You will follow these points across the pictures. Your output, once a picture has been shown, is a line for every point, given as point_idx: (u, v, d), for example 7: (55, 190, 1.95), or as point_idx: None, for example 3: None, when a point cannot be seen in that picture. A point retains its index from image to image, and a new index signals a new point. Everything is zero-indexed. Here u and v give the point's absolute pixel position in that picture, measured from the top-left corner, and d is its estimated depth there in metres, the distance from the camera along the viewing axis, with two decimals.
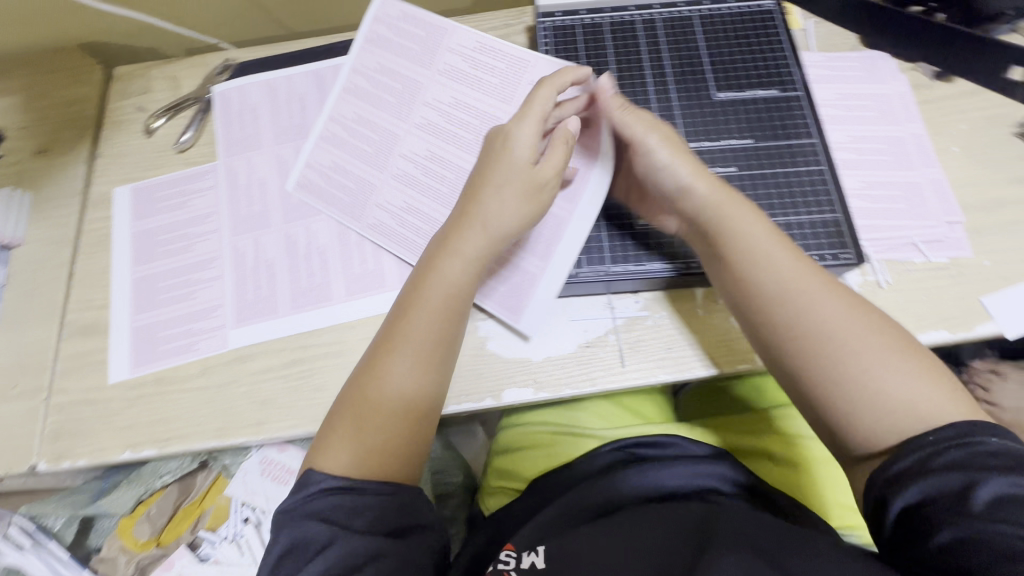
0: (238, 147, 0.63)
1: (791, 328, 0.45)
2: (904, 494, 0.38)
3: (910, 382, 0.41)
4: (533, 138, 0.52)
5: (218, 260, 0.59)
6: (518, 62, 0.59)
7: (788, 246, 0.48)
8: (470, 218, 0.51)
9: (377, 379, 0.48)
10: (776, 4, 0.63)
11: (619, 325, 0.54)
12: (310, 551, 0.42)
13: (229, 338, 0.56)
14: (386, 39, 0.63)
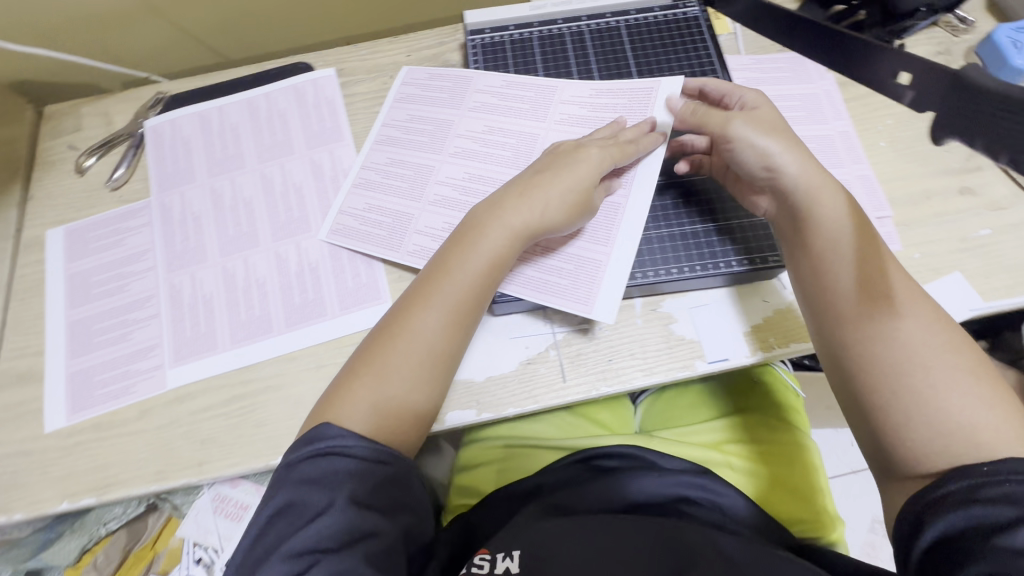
0: (170, 182, 0.62)
1: (863, 331, 0.45)
2: (945, 520, 0.37)
3: (983, 409, 0.41)
4: (604, 159, 0.53)
5: (154, 298, 0.58)
6: (541, 88, 0.61)
7: (876, 245, 0.48)
8: (528, 190, 0.52)
9: (411, 333, 0.48)
10: (701, 11, 0.65)
11: (559, 340, 0.54)
12: (303, 518, 0.41)
13: (167, 378, 0.55)
14: (417, 95, 0.64)
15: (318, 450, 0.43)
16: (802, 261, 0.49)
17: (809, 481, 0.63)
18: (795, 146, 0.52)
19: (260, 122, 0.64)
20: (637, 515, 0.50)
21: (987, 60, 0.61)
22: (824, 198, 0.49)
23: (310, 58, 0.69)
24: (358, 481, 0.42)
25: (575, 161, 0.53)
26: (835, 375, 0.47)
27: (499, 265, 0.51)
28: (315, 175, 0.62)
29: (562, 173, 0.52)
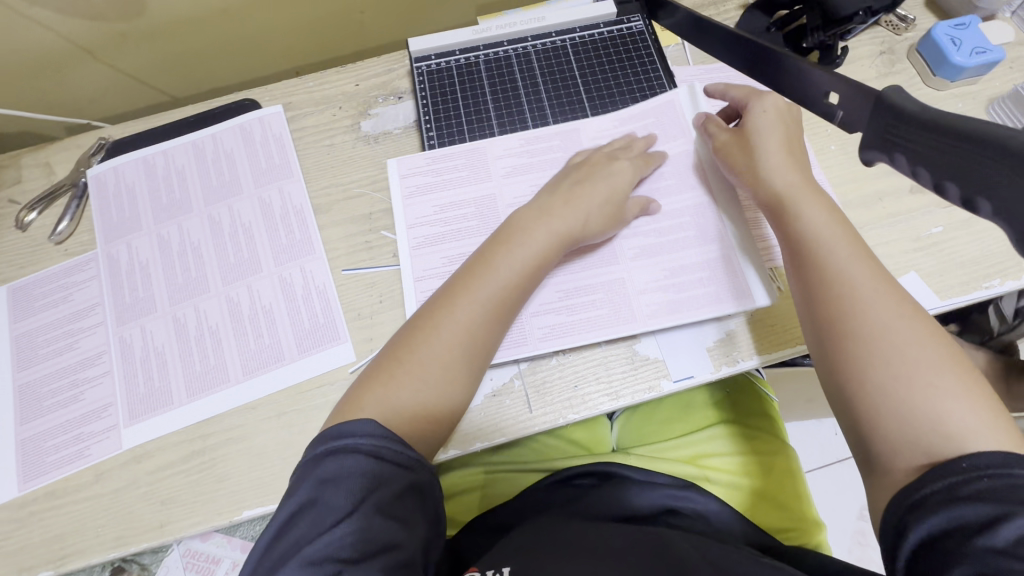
0: (115, 232, 0.61)
1: (839, 322, 0.45)
2: (926, 522, 0.35)
3: (956, 404, 0.39)
4: (630, 175, 0.56)
5: (105, 355, 0.56)
6: (567, 133, 0.61)
7: (866, 250, 0.49)
8: (569, 198, 0.54)
9: (433, 334, 0.48)
10: (645, 25, 0.65)
11: (523, 369, 0.53)
12: (322, 523, 0.38)
13: (123, 438, 0.53)
14: (424, 161, 0.62)
15: (344, 448, 0.40)
16: (800, 246, 0.50)
17: (789, 491, 0.64)
18: (797, 166, 0.53)
19: (207, 164, 0.63)
20: (620, 533, 0.51)
21: (928, 57, 0.61)
22: (806, 202, 0.50)
23: (256, 94, 0.67)
24: (384, 486, 0.40)
25: (609, 173, 0.56)
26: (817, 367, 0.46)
27: (535, 266, 0.52)
28: (264, 215, 0.60)
29: (599, 186, 0.55)
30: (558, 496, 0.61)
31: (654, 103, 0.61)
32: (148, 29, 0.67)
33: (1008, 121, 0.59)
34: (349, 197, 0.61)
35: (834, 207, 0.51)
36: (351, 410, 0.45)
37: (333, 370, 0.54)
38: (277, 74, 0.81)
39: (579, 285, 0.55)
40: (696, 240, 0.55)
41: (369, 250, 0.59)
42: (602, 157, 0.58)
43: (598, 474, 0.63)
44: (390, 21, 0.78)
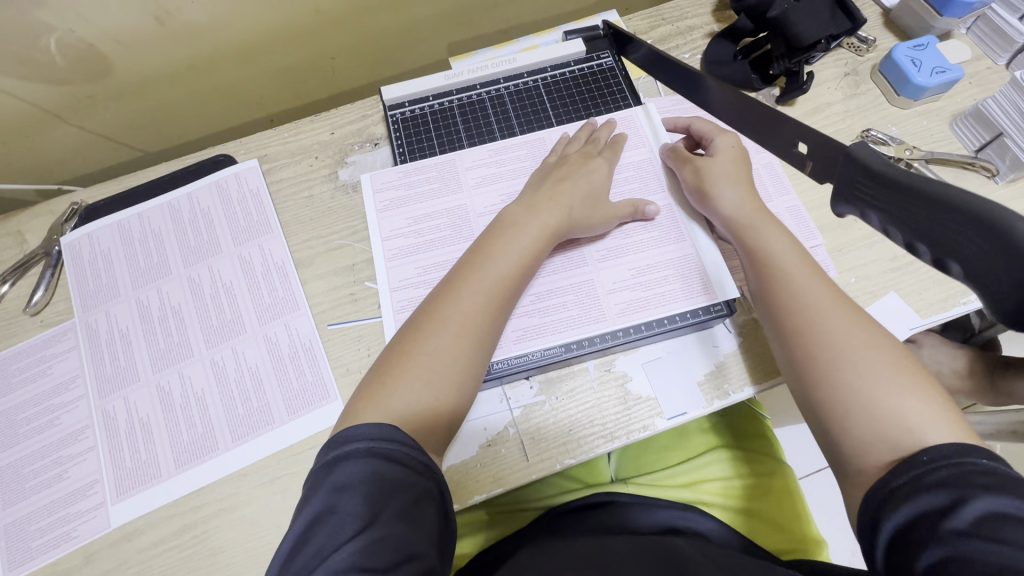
0: (94, 300, 0.59)
1: (801, 331, 0.46)
2: (896, 516, 0.36)
3: (910, 399, 0.41)
4: (608, 175, 0.57)
5: (88, 429, 0.55)
6: (533, 141, 0.63)
7: (813, 264, 0.50)
8: (548, 197, 0.55)
9: (439, 325, 0.48)
10: (616, 61, 0.66)
11: (517, 416, 0.53)
12: (341, 534, 0.36)
13: (111, 516, 0.52)
14: (398, 180, 0.62)
15: (354, 453, 0.39)
16: (767, 243, 0.51)
17: (789, 512, 0.63)
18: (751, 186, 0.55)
19: (184, 224, 0.62)
20: (624, 548, 0.51)
21: (891, 78, 0.63)
22: (761, 225, 0.52)
23: (231, 148, 0.66)
24: (401, 490, 0.38)
25: (588, 173, 0.57)
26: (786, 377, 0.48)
27: (532, 256, 0.52)
28: (245, 273, 0.60)
29: (581, 184, 0.56)
30: (558, 526, 0.61)
31: (613, 115, 0.63)
32: (117, 89, 0.67)
33: (970, 138, 0.60)
34: (331, 249, 0.61)
35: (789, 231, 0.53)
36: (360, 410, 0.44)
37: (324, 431, 0.53)
38: (251, 123, 0.81)
39: (554, 286, 0.55)
40: (666, 237, 0.57)
41: (355, 303, 0.58)
42: (579, 157, 0.58)
43: (598, 504, 0.63)
44: (362, 64, 0.79)
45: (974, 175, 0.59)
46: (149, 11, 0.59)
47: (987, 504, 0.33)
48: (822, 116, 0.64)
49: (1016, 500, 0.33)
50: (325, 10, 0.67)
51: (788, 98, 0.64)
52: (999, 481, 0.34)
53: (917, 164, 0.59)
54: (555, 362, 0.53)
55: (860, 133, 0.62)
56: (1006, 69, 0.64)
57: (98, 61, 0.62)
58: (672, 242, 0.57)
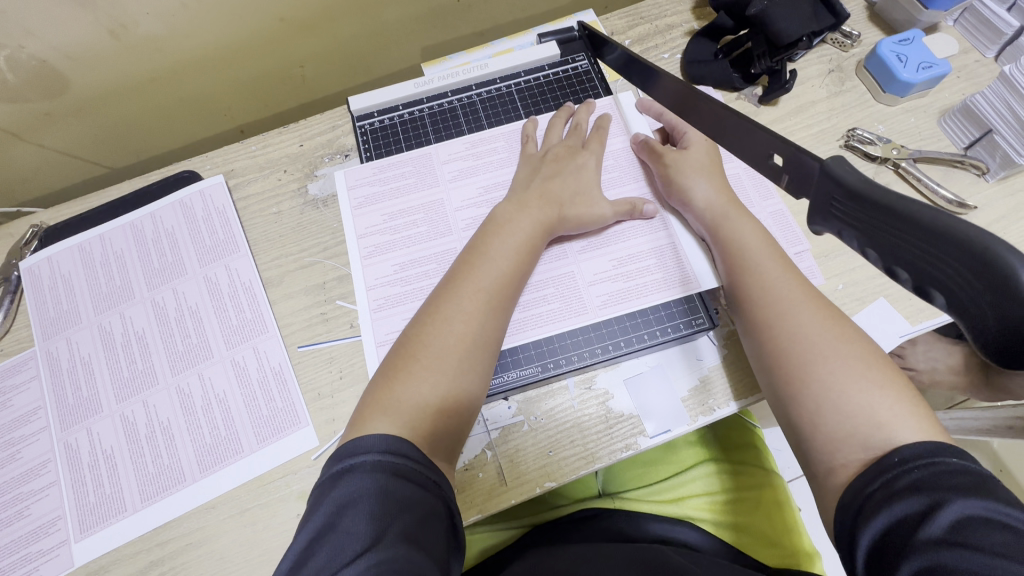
0: (54, 327, 0.57)
1: (773, 325, 0.45)
2: (872, 523, 0.33)
3: (879, 394, 0.39)
4: (593, 171, 0.56)
5: (50, 463, 0.52)
6: (509, 136, 0.61)
7: (788, 261, 0.48)
8: (529, 194, 0.53)
9: (437, 325, 0.46)
10: (592, 63, 0.64)
11: (494, 439, 0.50)
12: (341, 555, 0.34)
13: (75, 555, 0.49)
14: (371, 183, 0.60)
15: (359, 467, 0.38)
16: (752, 235, 0.50)
17: (779, 524, 0.61)
18: (724, 181, 0.54)
19: (147, 245, 0.59)
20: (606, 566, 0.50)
21: (876, 75, 0.61)
22: (737, 219, 0.51)
23: (196, 163, 0.64)
24: (408, 508, 0.36)
25: (577, 168, 0.56)
26: (758, 374, 0.46)
27: (529, 252, 0.50)
28: (211, 295, 0.57)
29: (567, 177, 0.55)
30: (540, 542, 0.59)
31: (593, 100, 0.61)
32: (77, 106, 0.64)
33: (959, 134, 0.58)
34: (300, 266, 0.58)
35: (763, 224, 0.51)
36: (366, 418, 0.42)
37: (295, 460, 0.51)
38: (220, 134, 0.78)
39: (532, 282, 0.53)
40: (644, 230, 0.55)
41: (326, 323, 0.56)
42: (564, 149, 0.57)
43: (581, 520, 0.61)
44: (333, 71, 0.76)
45: (964, 174, 0.57)
46: (103, 24, 0.56)
47: (963, 507, 0.31)
48: (806, 115, 0.61)
49: (991, 502, 0.31)
50: (290, 16, 0.65)
51: (771, 96, 0.62)
52: (972, 481, 0.32)
53: (904, 164, 0.57)
54: (532, 380, 0.51)
55: (845, 132, 0.60)
56: (995, 62, 0.62)
57: (53, 77, 0.59)
58: (654, 236, 0.55)
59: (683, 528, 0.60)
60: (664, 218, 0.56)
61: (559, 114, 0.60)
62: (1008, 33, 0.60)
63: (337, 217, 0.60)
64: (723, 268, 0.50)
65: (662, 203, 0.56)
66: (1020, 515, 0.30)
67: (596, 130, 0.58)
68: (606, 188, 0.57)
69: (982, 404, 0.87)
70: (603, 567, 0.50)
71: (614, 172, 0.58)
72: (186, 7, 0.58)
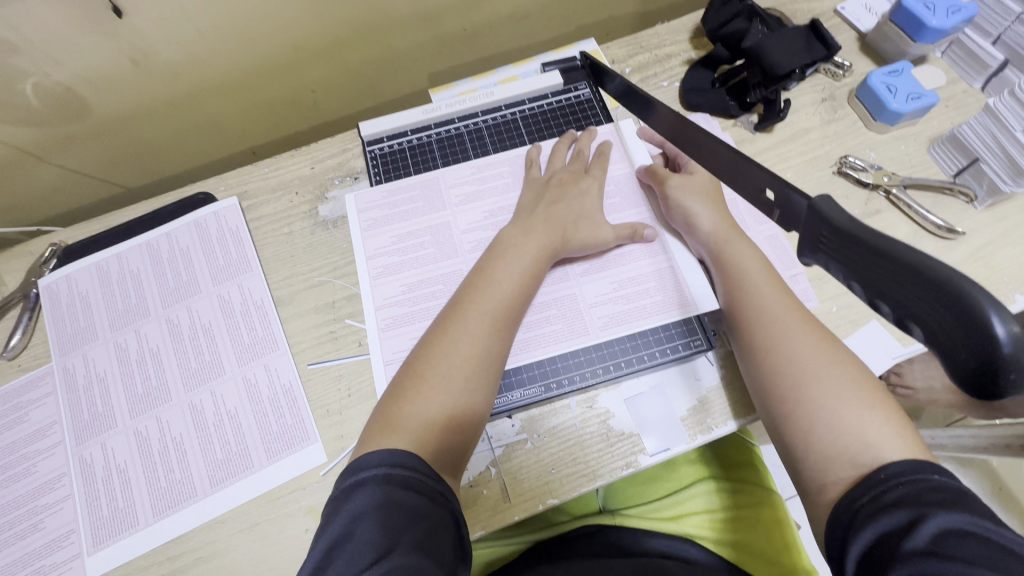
0: (71, 344, 0.59)
1: (768, 347, 0.47)
2: (861, 538, 0.35)
3: (867, 414, 0.41)
4: (594, 194, 0.58)
5: (65, 477, 0.54)
6: (514, 161, 0.63)
7: (784, 285, 0.50)
8: (533, 218, 0.55)
9: (443, 346, 0.48)
10: (593, 91, 0.67)
11: (498, 456, 0.52)
12: (356, 563, 0.35)
13: (87, 567, 0.51)
14: (381, 205, 0.62)
15: (370, 480, 0.39)
16: (749, 259, 0.52)
17: (779, 542, 0.62)
18: (724, 206, 0.56)
19: (162, 264, 0.61)
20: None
21: (868, 104, 0.63)
22: (734, 244, 0.53)
23: (211, 185, 0.66)
24: (419, 519, 0.38)
25: (579, 192, 0.58)
26: (753, 395, 0.48)
27: (534, 275, 0.52)
28: (224, 314, 0.59)
29: (572, 203, 0.57)
30: (543, 557, 0.60)
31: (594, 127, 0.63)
32: (96, 129, 0.66)
33: (947, 161, 0.61)
34: (311, 286, 0.60)
35: (760, 250, 0.53)
36: (377, 435, 0.44)
37: (303, 475, 0.53)
38: (232, 155, 0.81)
39: (535, 302, 0.55)
40: (643, 252, 0.57)
41: (335, 341, 0.58)
42: (568, 175, 0.59)
43: (584, 535, 0.62)
44: (343, 95, 0.79)
45: (953, 200, 0.59)
46: (125, 52, 0.59)
47: (943, 520, 0.32)
48: (800, 142, 0.64)
49: (969, 516, 0.32)
50: (303, 45, 0.68)
51: (766, 124, 0.64)
52: (953, 496, 0.34)
53: (895, 190, 0.59)
54: (535, 399, 0.52)
55: (838, 158, 0.62)
56: (981, 92, 0.64)
57: (76, 101, 0.62)
58: (653, 258, 0.57)
59: (685, 545, 0.61)
60: (663, 241, 0.58)
61: (562, 140, 0.62)
62: (992, 65, 0.62)
63: (347, 238, 0.62)
64: (722, 290, 0.52)
65: (665, 227, 0.58)
66: (998, 529, 0.32)
67: (598, 155, 0.61)
68: (609, 210, 0.59)
69: (978, 422, 0.88)
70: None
71: (615, 196, 0.60)
72: (202, 34, 0.60)
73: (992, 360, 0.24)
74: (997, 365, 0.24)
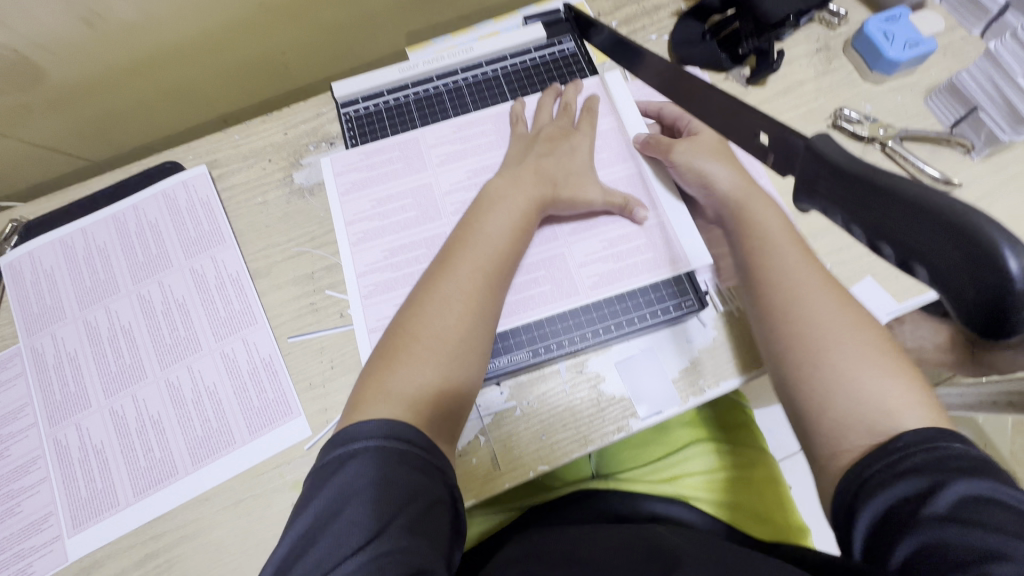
0: (38, 324, 0.56)
1: (787, 310, 0.45)
2: (873, 502, 0.34)
3: (889, 382, 0.39)
4: (585, 151, 0.55)
5: (40, 460, 0.52)
6: (497, 119, 0.60)
7: (806, 249, 0.48)
8: (522, 175, 0.53)
9: (433, 304, 0.46)
10: (579, 44, 0.63)
11: (487, 425, 0.50)
12: (345, 543, 0.35)
13: (68, 550, 0.49)
14: (360, 169, 0.59)
15: (362, 452, 0.38)
16: (772, 220, 0.49)
17: (771, 500, 0.63)
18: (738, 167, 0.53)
19: (130, 238, 0.59)
20: (617, 535, 0.50)
21: (864, 54, 0.61)
22: (755, 204, 0.50)
23: (178, 154, 0.63)
24: (412, 499, 0.37)
25: (569, 148, 0.55)
26: (763, 358, 0.46)
27: (524, 228, 0.50)
28: (198, 287, 0.57)
29: (561, 160, 0.54)
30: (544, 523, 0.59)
31: (580, 81, 0.60)
32: (53, 97, 0.62)
33: (944, 112, 0.59)
34: (288, 257, 0.58)
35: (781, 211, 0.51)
36: (368, 397, 0.42)
37: (286, 451, 0.51)
38: (203, 123, 0.77)
39: (524, 263, 0.53)
40: None
41: (315, 313, 0.56)
42: (557, 131, 0.56)
43: (582, 500, 0.61)
44: (316, 58, 0.75)
45: (950, 152, 0.57)
46: (77, 11, 0.54)
47: (963, 488, 0.31)
48: (794, 95, 0.61)
49: (988, 483, 0.31)
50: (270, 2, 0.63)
51: (759, 76, 0.61)
52: (975, 464, 0.33)
53: (890, 143, 0.57)
54: (524, 364, 0.51)
55: (833, 111, 0.60)
56: (981, 39, 0.62)
57: (27, 67, 0.57)
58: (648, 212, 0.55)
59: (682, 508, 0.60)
60: (655, 200, 0.55)
61: (547, 94, 0.59)
62: (993, 10, 0.60)
63: (325, 206, 0.59)
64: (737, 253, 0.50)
65: (666, 184, 0.56)
66: (1019, 496, 0.31)
67: (587, 111, 0.58)
68: (601, 169, 0.57)
69: (967, 380, 0.88)
70: (619, 537, 0.49)
71: (603, 153, 0.57)
72: None
73: (1003, 295, 0.23)
74: (1007, 300, 0.23)
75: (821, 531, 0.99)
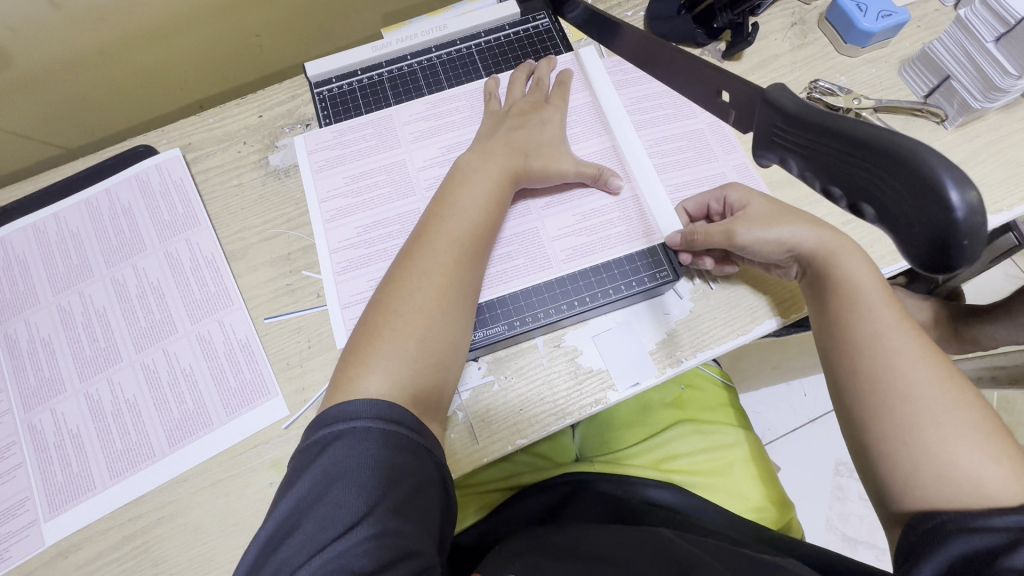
0: (10, 309, 0.56)
1: (873, 377, 0.41)
2: (948, 548, 0.34)
3: (990, 466, 0.36)
4: (559, 126, 0.55)
5: (14, 446, 0.51)
6: (471, 96, 0.60)
7: (896, 303, 0.44)
8: (497, 150, 0.52)
9: (413, 281, 0.45)
10: (553, 21, 0.63)
11: (466, 400, 0.50)
12: (332, 525, 0.35)
13: (45, 535, 0.49)
14: (333, 148, 0.59)
15: (348, 433, 0.37)
16: (852, 273, 0.45)
17: (750, 477, 0.65)
18: (809, 222, 0.48)
19: (104, 223, 0.58)
20: (621, 530, 0.50)
21: (837, 26, 0.61)
22: (845, 255, 0.46)
23: (152, 138, 0.62)
24: (399, 481, 0.37)
25: (541, 122, 0.55)
26: (844, 425, 0.43)
27: (499, 202, 0.50)
28: (173, 270, 0.56)
29: (534, 134, 0.54)
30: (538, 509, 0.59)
31: (554, 57, 0.60)
32: (22, 83, 0.61)
33: (918, 82, 0.59)
34: (264, 238, 0.57)
35: (869, 260, 0.47)
36: (351, 372, 0.42)
37: (265, 430, 0.51)
38: (178, 109, 0.77)
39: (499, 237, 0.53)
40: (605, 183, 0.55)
41: (292, 293, 0.55)
42: (528, 105, 0.56)
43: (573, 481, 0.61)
44: (290, 41, 0.74)
45: (924, 122, 0.57)
46: None
47: None
48: (769, 69, 0.61)
49: None
50: None
51: (735, 51, 0.61)
52: None
53: (865, 114, 0.57)
54: (501, 339, 0.50)
55: (808, 84, 0.60)
56: (954, 10, 0.62)
57: None
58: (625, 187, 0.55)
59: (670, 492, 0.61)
60: (628, 173, 0.55)
61: (520, 70, 0.59)
62: None
63: (300, 187, 0.59)
64: (817, 307, 0.46)
65: (639, 158, 0.56)
66: None
67: (559, 85, 0.58)
68: (574, 144, 0.57)
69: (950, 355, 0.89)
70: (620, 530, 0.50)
71: (576, 128, 0.57)
72: None
73: (945, 228, 0.25)
74: (949, 234, 0.25)
75: (808, 508, 1.00)
